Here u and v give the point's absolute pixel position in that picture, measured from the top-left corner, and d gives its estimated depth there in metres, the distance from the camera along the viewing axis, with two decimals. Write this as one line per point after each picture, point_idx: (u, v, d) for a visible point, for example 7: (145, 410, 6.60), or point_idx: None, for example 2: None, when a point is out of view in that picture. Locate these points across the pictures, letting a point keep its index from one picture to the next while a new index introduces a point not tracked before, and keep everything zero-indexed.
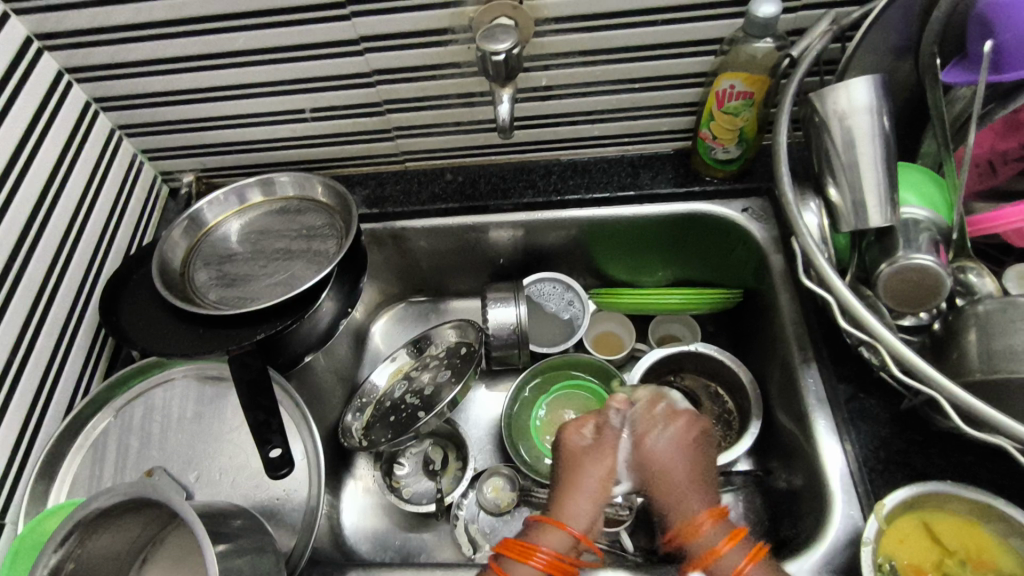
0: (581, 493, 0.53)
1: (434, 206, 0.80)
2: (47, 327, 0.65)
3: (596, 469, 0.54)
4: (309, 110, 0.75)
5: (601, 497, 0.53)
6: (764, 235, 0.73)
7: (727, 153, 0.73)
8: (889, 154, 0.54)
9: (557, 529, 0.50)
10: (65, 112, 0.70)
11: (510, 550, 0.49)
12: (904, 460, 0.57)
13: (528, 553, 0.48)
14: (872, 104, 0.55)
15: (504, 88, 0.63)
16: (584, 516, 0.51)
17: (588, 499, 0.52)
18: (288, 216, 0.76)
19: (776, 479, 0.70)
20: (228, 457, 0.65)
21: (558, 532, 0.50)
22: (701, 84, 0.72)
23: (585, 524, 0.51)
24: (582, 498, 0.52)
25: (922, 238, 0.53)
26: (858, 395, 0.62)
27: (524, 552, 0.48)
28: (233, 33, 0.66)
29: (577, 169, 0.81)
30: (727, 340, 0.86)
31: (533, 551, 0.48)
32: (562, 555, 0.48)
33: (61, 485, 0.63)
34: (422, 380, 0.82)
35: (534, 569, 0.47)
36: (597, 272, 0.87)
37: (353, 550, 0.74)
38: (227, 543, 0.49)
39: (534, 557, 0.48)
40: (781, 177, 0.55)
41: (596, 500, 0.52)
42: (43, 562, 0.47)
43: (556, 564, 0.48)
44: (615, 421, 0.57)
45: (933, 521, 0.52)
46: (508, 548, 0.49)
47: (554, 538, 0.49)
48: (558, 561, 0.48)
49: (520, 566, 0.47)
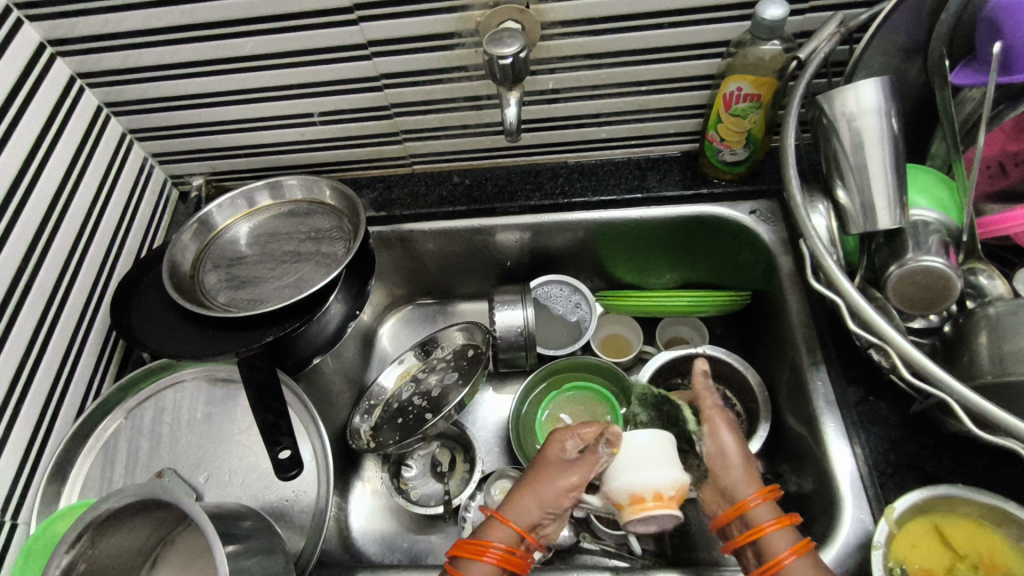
0: (535, 497, 0.53)
1: (442, 208, 0.80)
2: (59, 328, 0.66)
3: (556, 476, 0.54)
4: (317, 114, 0.76)
5: (553, 504, 0.53)
6: (772, 237, 0.73)
7: (735, 155, 0.73)
8: (898, 156, 0.54)
9: (505, 523, 0.51)
10: (77, 116, 0.70)
11: (464, 550, 0.50)
12: (915, 463, 0.57)
13: (481, 551, 0.50)
14: (881, 106, 0.54)
15: (511, 92, 0.63)
16: (530, 515, 0.52)
17: (540, 503, 0.53)
18: (297, 219, 0.76)
19: (785, 482, 0.70)
20: (238, 458, 0.65)
21: (502, 527, 0.51)
22: (708, 87, 0.72)
23: (529, 523, 0.52)
24: (535, 501, 0.53)
25: (932, 240, 0.53)
26: (868, 398, 0.61)
27: (475, 551, 0.50)
28: (242, 38, 0.66)
29: (584, 171, 0.82)
30: (735, 342, 0.85)
31: (486, 548, 0.50)
32: (512, 549, 0.50)
33: (73, 485, 0.63)
34: (430, 382, 0.82)
35: (487, 565, 0.50)
36: (604, 275, 0.87)
37: (361, 552, 0.74)
38: (237, 544, 0.49)
39: (487, 555, 0.50)
40: (789, 179, 0.54)
41: (548, 504, 0.53)
42: (56, 563, 0.47)
43: (506, 561, 0.50)
44: (603, 454, 0.53)
45: (943, 524, 0.52)
46: (462, 550, 0.51)
47: (502, 533, 0.51)
48: (509, 555, 0.50)
49: (474, 564, 0.50)
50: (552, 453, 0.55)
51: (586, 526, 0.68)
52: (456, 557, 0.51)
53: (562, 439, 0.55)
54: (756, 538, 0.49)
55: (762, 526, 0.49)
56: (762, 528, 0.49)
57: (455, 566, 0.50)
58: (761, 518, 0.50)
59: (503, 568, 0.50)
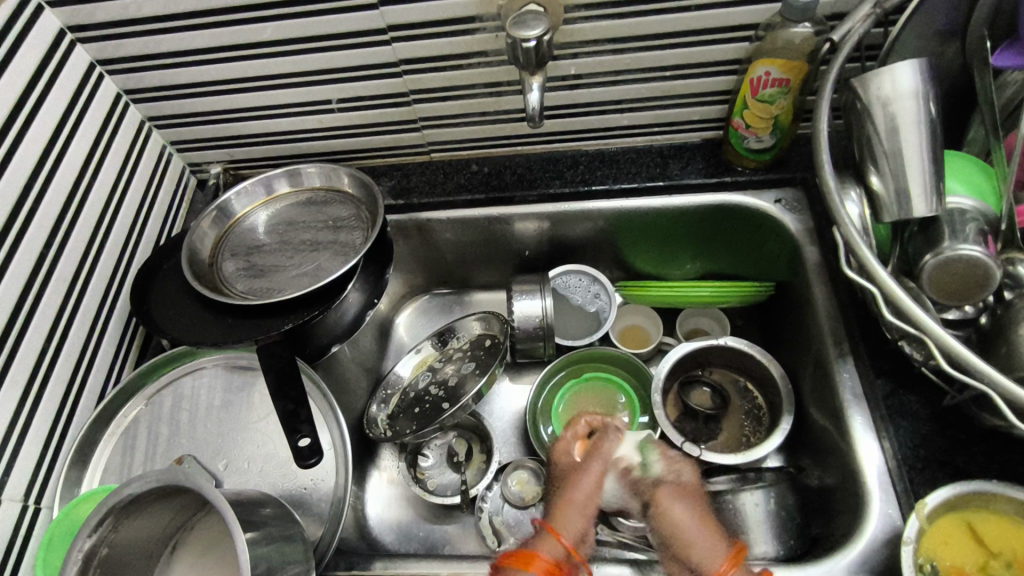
0: (571, 506, 0.54)
1: (461, 197, 0.80)
2: (80, 314, 0.66)
3: (585, 476, 0.57)
4: (335, 101, 0.75)
5: (589, 503, 0.55)
6: (798, 227, 0.72)
7: (760, 142, 0.71)
8: (935, 141, 0.52)
9: (554, 539, 0.50)
10: (97, 103, 0.70)
11: (512, 560, 0.47)
12: (945, 458, 0.56)
13: (531, 559, 0.47)
14: (918, 90, 0.52)
15: (534, 77, 0.61)
16: (577, 526, 0.52)
17: (579, 510, 0.54)
18: (315, 207, 0.76)
19: (807, 476, 0.68)
20: (256, 445, 0.65)
21: (552, 541, 0.50)
22: (734, 72, 0.70)
23: (575, 536, 0.52)
24: (575, 510, 0.54)
25: (969, 228, 0.51)
26: (897, 392, 0.60)
27: (525, 557, 0.47)
28: (262, 24, 0.66)
29: (605, 159, 0.80)
30: (756, 334, 0.84)
31: (534, 558, 0.47)
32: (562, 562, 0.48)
33: (94, 471, 0.64)
34: (446, 371, 0.81)
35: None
36: (622, 265, 0.86)
37: (378, 541, 0.74)
38: (256, 531, 0.49)
39: (537, 563, 0.46)
40: (821, 165, 0.53)
41: (586, 508, 0.54)
42: (78, 547, 0.47)
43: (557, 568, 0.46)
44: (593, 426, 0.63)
45: (977, 521, 0.50)
46: (509, 561, 0.47)
47: (552, 548, 0.49)
48: (558, 566, 0.47)
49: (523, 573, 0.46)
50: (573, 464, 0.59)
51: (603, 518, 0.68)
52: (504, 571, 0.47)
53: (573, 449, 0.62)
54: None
55: None
56: None
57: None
58: None
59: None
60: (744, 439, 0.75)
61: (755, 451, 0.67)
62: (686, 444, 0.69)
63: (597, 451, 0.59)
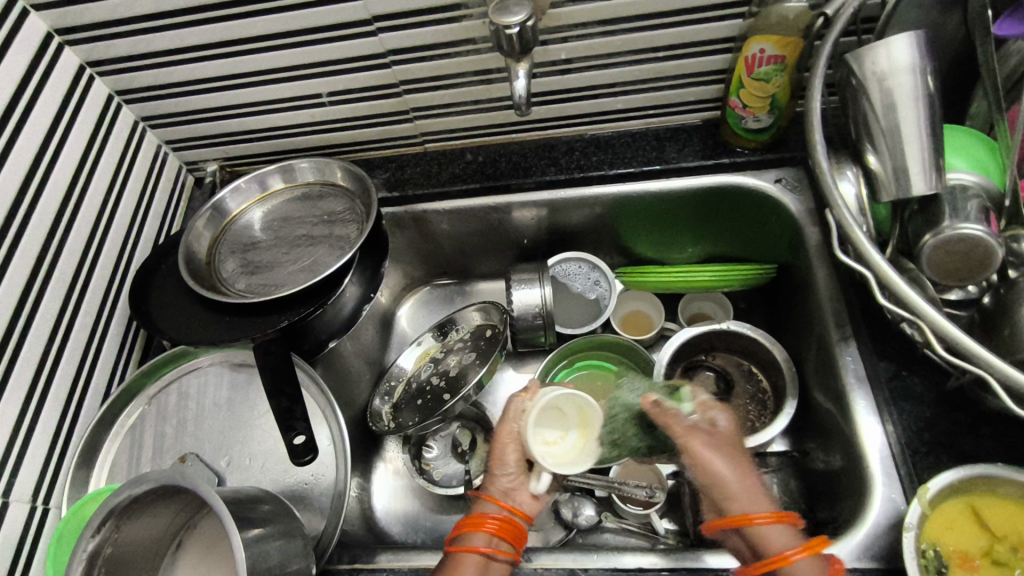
0: (494, 469, 0.58)
1: (455, 187, 0.79)
2: (80, 316, 0.67)
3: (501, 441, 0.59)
4: (325, 95, 0.75)
5: (507, 464, 0.57)
6: (798, 207, 0.70)
7: (758, 121, 0.69)
8: (933, 116, 0.51)
9: (487, 499, 0.55)
10: (88, 105, 0.70)
11: (464, 524, 0.53)
12: (950, 441, 0.55)
13: (479, 522, 0.52)
14: (916, 63, 0.51)
15: (520, 64, 0.60)
16: (501, 481, 0.57)
17: (501, 470, 0.57)
18: (310, 202, 0.75)
19: (812, 459, 0.68)
20: (258, 442, 0.66)
21: (486, 502, 0.55)
22: (729, 50, 0.68)
23: (502, 491, 0.56)
24: (497, 472, 0.57)
25: (970, 205, 0.50)
26: (901, 373, 0.59)
27: (473, 522, 0.52)
28: (247, 19, 0.65)
29: (601, 144, 0.79)
30: (761, 317, 0.83)
31: (484, 519, 0.52)
32: (507, 517, 0.53)
33: (101, 470, 0.65)
34: (448, 362, 0.82)
35: (487, 534, 0.52)
36: (623, 250, 0.85)
37: (385, 532, 0.75)
38: (259, 528, 0.49)
39: (486, 524, 0.52)
40: (815, 146, 0.52)
41: (502, 468, 0.57)
42: (82, 548, 0.48)
43: (503, 525, 0.52)
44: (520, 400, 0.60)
45: (980, 504, 0.49)
46: (460, 528, 0.53)
47: (491, 507, 0.54)
48: (506, 524, 0.52)
49: (474, 536, 0.52)
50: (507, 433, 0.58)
51: (608, 506, 0.70)
52: (456, 536, 0.53)
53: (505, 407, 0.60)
54: (779, 567, 0.44)
55: (787, 554, 0.44)
56: (786, 555, 0.44)
57: (456, 545, 0.52)
58: (776, 541, 0.45)
59: (501, 535, 0.52)
60: (749, 423, 0.74)
61: (755, 435, 0.67)
62: None
63: (508, 414, 0.60)
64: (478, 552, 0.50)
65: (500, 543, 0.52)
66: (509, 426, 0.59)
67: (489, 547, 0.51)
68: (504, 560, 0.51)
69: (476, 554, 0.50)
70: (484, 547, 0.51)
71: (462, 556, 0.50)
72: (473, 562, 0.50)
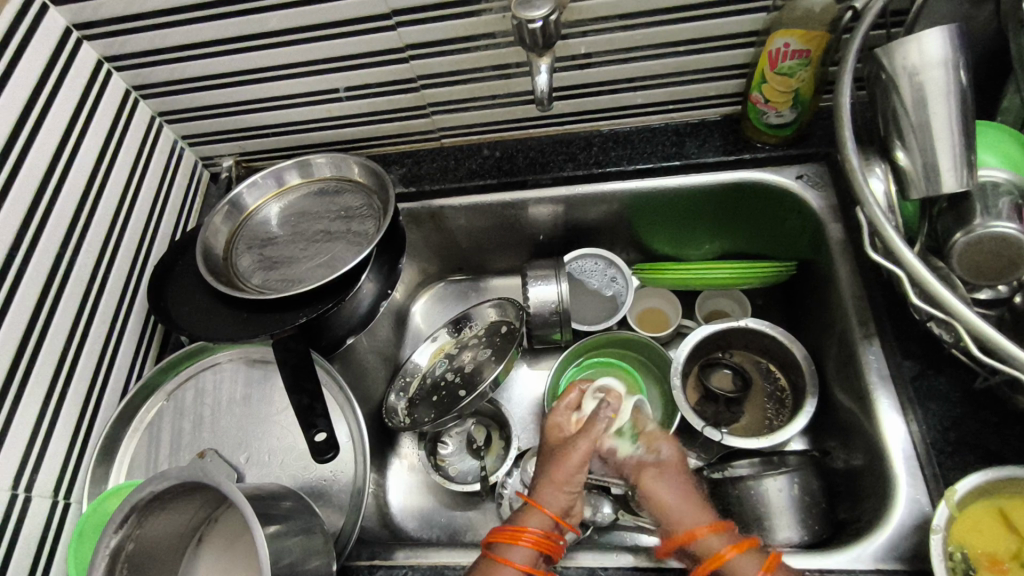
0: (558, 484, 0.55)
1: (472, 182, 0.78)
2: (99, 312, 0.67)
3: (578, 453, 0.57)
4: (342, 89, 0.74)
5: (576, 478, 0.56)
6: (821, 204, 0.69)
7: (781, 117, 0.68)
8: (965, 112, 0.50)
9: (541, 512, 0.53)
10: (107, 100, 0.70)
11: (497, 536, 0.51)
12: (977, 442, 0.54)
13: (516, 535, 0.50)
14: (948, 57, 0.50)
15: (541, 59, 0.59)
16: (563, 500, 0.54)
17: (563, 489, 0.55)
18: (326, 197, 0.75)
19: (833, 459, 0.67)
20: (276, 438, 0.66)
21: (537, 513, 0.53)
22: (752, 44, 0.68)
23: (561, 509, 0.54)
24: (562, 489, 0.55)
25: (1002, 203, 0.49)
26: (926, 372, 0.58)
27: (511, 535, 0.50)
28: (266, 13, 0.65)
29: (618, 139, 0.78)
30: (779, 314, 0.82)
31: (521, 532, 0.50)
32: (547, 532, 0.51)
33: (120, 465, 0.65)
34: (463, 358, 0.82)
35: (525, 549, 0.50)
36: (640, 246, 0.84)
37: (401, 529, 0.74)
38: (279, 525, 0.49)
39: (522, 538, 0.50)
40: (843, 141, 0.51)
41: (571, 482, 0.55)
42: (105, 544, 0.48)
43: (541, 542, 0.50)
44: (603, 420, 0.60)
45: (1009, 506, 0.49)
46: (496, 538, 0.51)
47: (536, 520, 0.52)
48: (543, 538, 0.50)
49: (510, 549, 0.50)
50: (552, 433, 0.62)
51: (625, 503, 0.69)
52: (492, 546, 0.51)
53: (561, 411, 0.64)
54: None
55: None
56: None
57: (491, 554, 0.50)
58: (715, 547, 0.49)
59: (539, 552, 0.50)
60: (768, 422, 0.74)
61: (775, 434, 0.67)
62: (707, 428, 0.68)
63: (592, 429, 0.58)
64: (513, 567, 0.49)
65: (537, 561, 0.50)
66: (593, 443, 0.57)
67: (527, 564, 0.49)
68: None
69: (511, 568, 0.49)
70: (520, 563, 0.49)
71: (496, 568, 0.49)
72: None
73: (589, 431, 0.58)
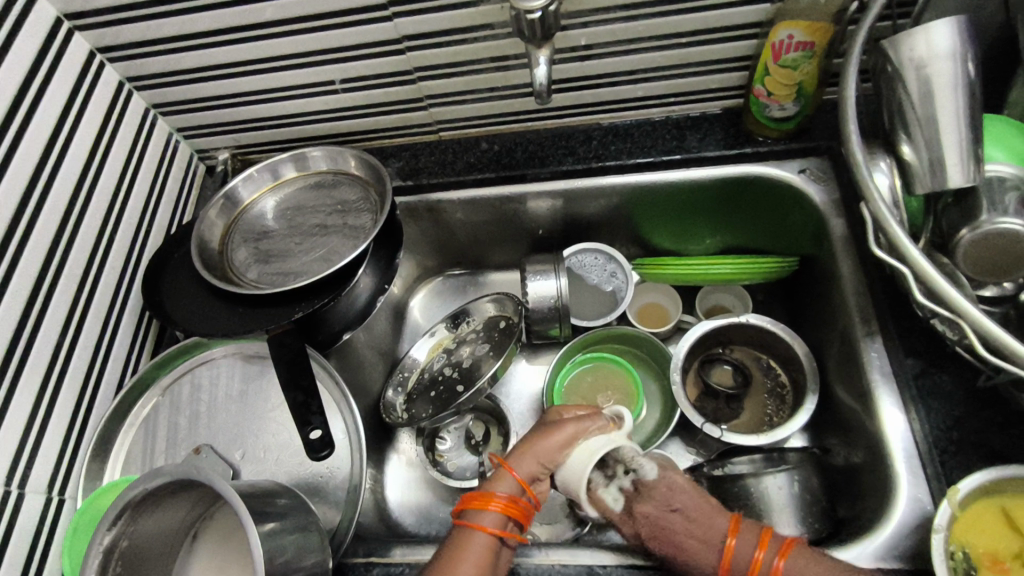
0: (532, 454, 0.55)
1: (470, 175, 0.78)
2: (93, 307, 0.66)
3: (557, 435, 0.56)
4: (339, 81, 0.73)
5: (550, 458, 0.55)
6: (823, 198, 0.68)
7: (783, 110, 0.68)
8: (972, 105, 0.49)
9: (510, 475, 0.53)
10: (100, 92, 0.69)
11: (470, 502, 0.52)
12: (980, 440, 0.53)
13: (486, 501, 0.51)
14: (957, 49, 0.49)
15: (540, 50, 0.58)
16: (532, 468, 0.54)
17: (538, 459, 0.55)
18: (323, 191, 0.74)
19: (834, 456, 0.66)
20: (272, 434, 0.65)
21: (506, 478, 0.53)
22: (756, 36, 0.66)
23: (529, 476, 0.54)
24: (534, 456, 0.55)
25: (1009, 198, 0.49)
26: (929, 370, 0.57)
27: (480, 501, 0.51)
28: (260, 4, 0.64)
29: (619, 133, 0.77)
30: (780, 308, 0.82)
31: (491, 497, 0.52)
32: (516, 498, 0.52)
33: (116, 461, 0.64)
34: (462, 353, 0.81)
35: (495, 514, 0.51)
36: (640, 241, 0.84)
37: (398, 525, 0.74)
38: (275, 523, 0.49)
39: (493, 503, 0.51)
40: (848, 135, 0.50)
41: (544, 459, 0.55)
42: (98, 541, 0.48)
43: (512, 506, 0.51)
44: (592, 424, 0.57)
45: (1013, 507, 0.48)
46: (468, 505, 0.52)
47: (506, 485, 0.53)
48: (513, 503, 0.52)
49: (483, 514, 0.51)
50: (550, 415, 0.61)
51: None
52: (463, 513, 0.52)
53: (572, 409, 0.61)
54: None
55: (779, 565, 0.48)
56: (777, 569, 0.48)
57: (465, 522, 0.51)
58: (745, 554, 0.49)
59: (509, 516, 0.51)
60: (767, 419, 0.73)
61: (776, 430, 0.66)
62: (707, 425, 0.68)
63: (582, 420, 0.57)
64: (486, 532, 0.50)
65: (508, 524, 0.51)
66: (576, 430, 0.56)
67: (499, 528, 0.50)
68: (511, 540, 0.51)
69: (484, 533, 0.50)
70: (492, 527, 0.50)
71: (470, 533, 0.50)
72: (479, 542, 0.49)
73: (577, 421, 0.57)
